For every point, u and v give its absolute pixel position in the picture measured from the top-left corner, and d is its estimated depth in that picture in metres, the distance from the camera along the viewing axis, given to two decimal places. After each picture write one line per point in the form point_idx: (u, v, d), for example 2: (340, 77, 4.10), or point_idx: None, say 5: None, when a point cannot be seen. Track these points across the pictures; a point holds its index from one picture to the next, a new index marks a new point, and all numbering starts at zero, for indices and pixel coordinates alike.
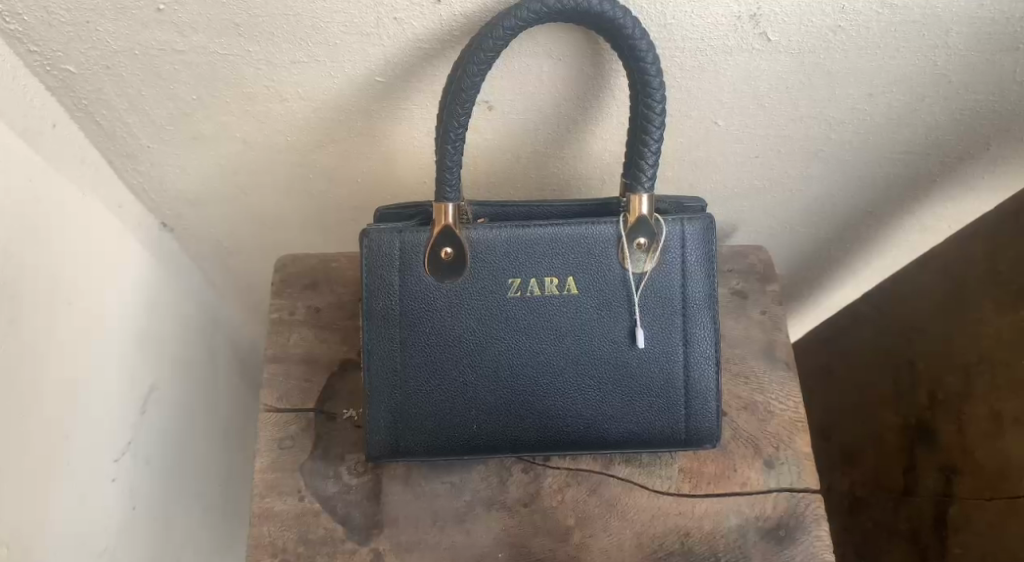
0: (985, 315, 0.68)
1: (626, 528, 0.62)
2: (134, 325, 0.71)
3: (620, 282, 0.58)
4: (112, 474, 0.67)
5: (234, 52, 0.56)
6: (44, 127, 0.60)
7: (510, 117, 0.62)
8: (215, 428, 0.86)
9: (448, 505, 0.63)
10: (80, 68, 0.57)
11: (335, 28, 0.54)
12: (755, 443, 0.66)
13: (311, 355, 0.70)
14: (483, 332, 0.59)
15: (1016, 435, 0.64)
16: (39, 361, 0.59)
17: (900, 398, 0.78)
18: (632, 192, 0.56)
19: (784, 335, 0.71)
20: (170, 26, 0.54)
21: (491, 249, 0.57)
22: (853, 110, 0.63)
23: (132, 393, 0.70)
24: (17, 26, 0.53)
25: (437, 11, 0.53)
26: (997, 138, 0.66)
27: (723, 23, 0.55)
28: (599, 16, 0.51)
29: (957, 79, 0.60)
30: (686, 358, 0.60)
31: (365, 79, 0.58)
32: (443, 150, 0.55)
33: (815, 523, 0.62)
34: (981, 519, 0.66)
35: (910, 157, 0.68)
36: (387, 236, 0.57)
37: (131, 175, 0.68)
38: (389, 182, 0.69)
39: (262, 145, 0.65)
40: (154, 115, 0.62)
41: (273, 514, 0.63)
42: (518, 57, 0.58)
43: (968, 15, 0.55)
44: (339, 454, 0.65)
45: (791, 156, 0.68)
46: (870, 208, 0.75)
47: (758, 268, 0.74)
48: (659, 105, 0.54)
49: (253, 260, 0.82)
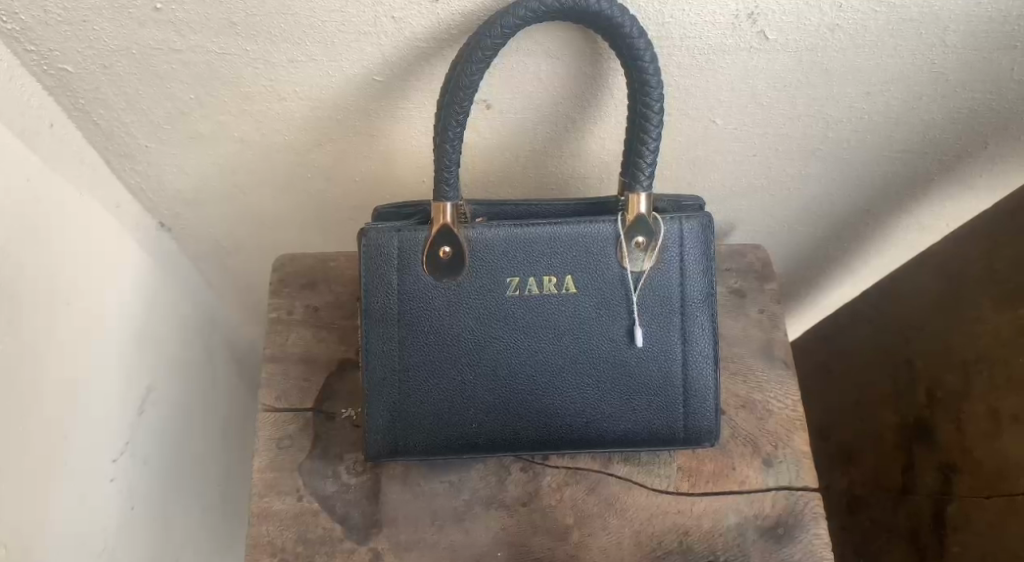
0: (983, 313, 0.68)
1: (625, 527, 0.62)
2: (134, 325, 0.71)
3: (618, 281, 0.58)
4: (111, 474, 0.67)
5: (232, 51, 0.56)
6: (42, 127, 0.60)
7: (509, 117, 0.62)
8: (213, 428, 0.86)
9: (447, 504, 0.63)
10: (77, 67, 0.57)
11: (332, 27, 0.54)
12: (754, 442, 0.66)
13: (310, 355, 0.70)
14: (482, 331, 0.59)
15: (1015, 433, 0.64)
16: (39, 360, 0.59)
17: (898, 396, 0.78)
18: (630, 191, 0.56)
19: (782, 334, 0.71)
20: (167, 25, 0.54)
21: (489, 248, 0.57)
22: (851, 108, 0.63)
23: (131, 393, 0.70)
24: (14, 26, 0.53)
25: (435, 10, 0.53)
26: (995, 136, 0.66)
27: (721, 22, 0.55)
28: (596, 15, 0.51)
29: (955, 77, 0.60)
30: (685, 356, 0.60)
31: (363, 79, 0.58)
32: (441, 149, 0.54)
33: (814, 522, 0.62)
34: (980, 517, 0.66)
35: (908, 156, 0.68)
36: (386, 236, 0.57)
37: (129, 175, 0.68)
38: (387, 182, 0.69)
39: (260, 145, 0.65)
40: (152, 114, 0.62)
41: (272, 514, 0.63)
42: (516, 57, 0.58)
43: (965, 13, 0.55)
44: (337, 453, 0.65)
45: (789, 155, 0.68)
46: (868, 206, 0.76)
47: (756, 267, 0.74)
48: (657, 104, 0.54)
49: (252, 260, 0.82)
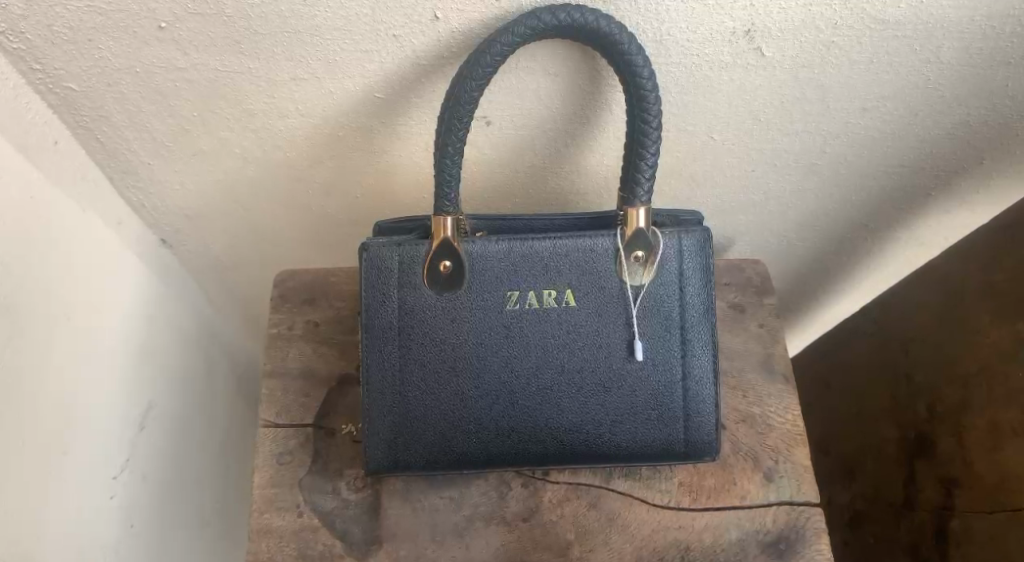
0: (983, 326, 0.69)
1: (626, 542, 0.62)
2: (134, 340, 0.71)
3: (619, 294, 0.59)
4: (111, 491, 0.67)
5: (236, 70, 0.57)
6: (45, 144, 0.60)
7: (507, 131, 0.63)
8: (213, 444, 0.86)
9: (448, 520, 0.63)
10: (81, 85, 0.58)
11: (334, 44, 0.55)
12: (754, 456, 0.66)
13: (310, 370, 0.70)
14: (482, 346, 0.59)
15: (1016, 446, 0.64)
16: (38, 377, 0.59)
17: (899, 410, 0.78)
18: (628, 205, 0.57)
19: (781, 348, 0.71)
20: (170, 44, 0.55)
21: (488, 262, 0.58)
22: (848, 124, 0.63)
23: (132, 411, 0.70)
24: (20, 44, 0.54)
25: (436, 28, 0.54)
26: (991, 151, 0.67)
27: (718, 39, 0.55)
28: (595, 32, 0.51)
29: (950, 93, 0.61)
30: (684, 369, 0.60)
31: (364, 96, 0.59)
32: (441, 163, 0.55)
33: (816, 536, 0.62)
34: (982, 531, 0.66)
35: (906, 170, 0.69)
36: (387, 250, 0.57)
37: (131, 192, 0.68)
38: (388, 197, 0.70)
39: (261, 162, 0.65)
40: (154, 131, 0.62)
41: (271, 530, 0.63)
42: (514, 74, 0.58)
43: (958, 29, 0.55)
44: (338, 469, 0.65)
45: (787, 170, 0.68)
46: (866, 220, 0.76)
47: (755, 281, 0.74)
48: (654, 120, 0.54)
49: (252, 276, 0.82)
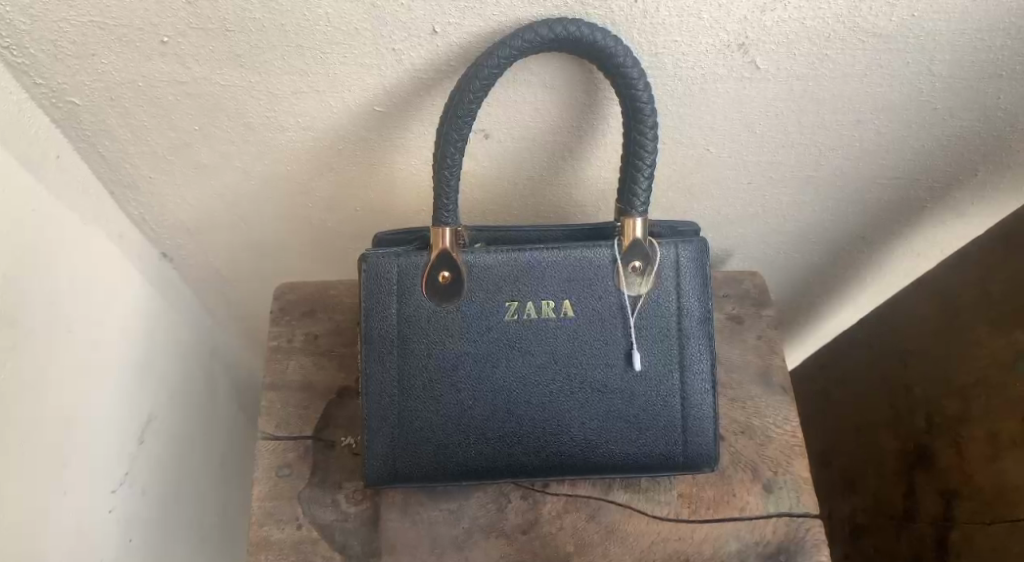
0: (979, 338, 0.69)
1: (626, 554, 0.62)
2: (133, 353, 0.71)
3: (617, 305, 0.59)
4: (110, 505, 0.67)
5: (236, 84, 0.58)
6: (49, 158, 0.61)
7: (507, 145, 0.64)
8: (212, 458, 0.86)
9: (448, 532, 0.63)
10: (84, 99, 0.58)
11: (333, 58, 0.56)
12: (754, 468, 0.66)
13: (310, 382, 0.70)
14: (482, 357, 0.59)
15: (1015, 457, 0.64)
16: (39, 389, 0.59)
17: (898, 422, 0.78)
18: (626, 216, 0.57)
19: (779, 359, 0.71)
20: (172, 58, 0.55)
21: (487, 274, 0.58)
22: (843, 137, 0.64)
23: (132, 424, 0.71)
24: (24, 59, 0.55)
25: (434, 41, 0.54)
26: (986, 163, 0.67)
27: (712, 52, 0.56)
28: (589, 45, 0.52)
29: (943, 105, 0.61)
30: (683, 379, 0.60)
31: (363, 109, 0.59)
32: (441, 175, 0.55)
33: (816, 549, 0.62)
34: (982, 542, 0.66)
35: (901, 182, 0.69)
36: (386, 261, 0.58)
37: (132, 205, 0.69)
38: (388, 209, 0.70)
39: (262, 175, 0.66)
40: (155, 145, 0.63)
41: (270, 543, 0.63)
42: (514, 86, 0.59)
43: (950, 42, 0.56)
44: (337, 481, 0.65)
45: (782, 182, 0.69)
46: (862, 232, 0.76)
47: (753, 293, 0.75)
48: (650, 131, 0.55)
49: (253, 289, 0.83)
